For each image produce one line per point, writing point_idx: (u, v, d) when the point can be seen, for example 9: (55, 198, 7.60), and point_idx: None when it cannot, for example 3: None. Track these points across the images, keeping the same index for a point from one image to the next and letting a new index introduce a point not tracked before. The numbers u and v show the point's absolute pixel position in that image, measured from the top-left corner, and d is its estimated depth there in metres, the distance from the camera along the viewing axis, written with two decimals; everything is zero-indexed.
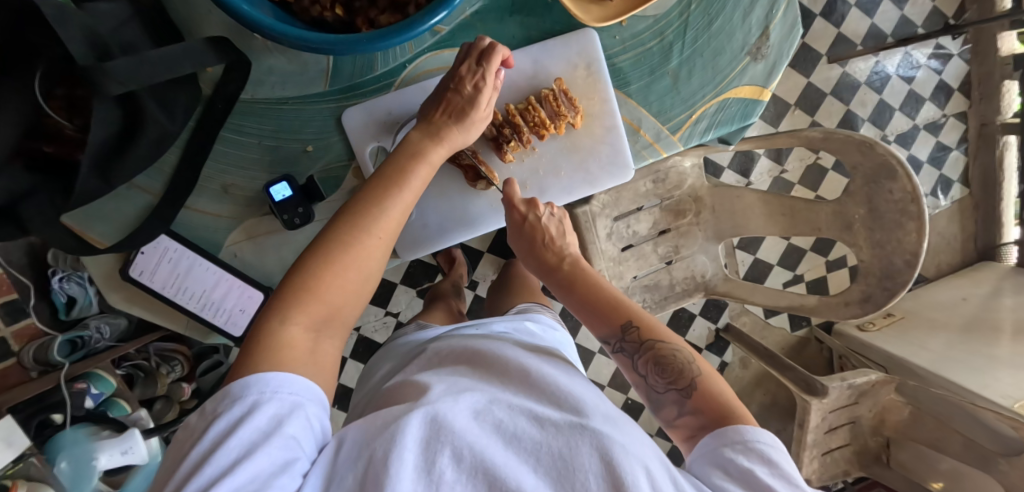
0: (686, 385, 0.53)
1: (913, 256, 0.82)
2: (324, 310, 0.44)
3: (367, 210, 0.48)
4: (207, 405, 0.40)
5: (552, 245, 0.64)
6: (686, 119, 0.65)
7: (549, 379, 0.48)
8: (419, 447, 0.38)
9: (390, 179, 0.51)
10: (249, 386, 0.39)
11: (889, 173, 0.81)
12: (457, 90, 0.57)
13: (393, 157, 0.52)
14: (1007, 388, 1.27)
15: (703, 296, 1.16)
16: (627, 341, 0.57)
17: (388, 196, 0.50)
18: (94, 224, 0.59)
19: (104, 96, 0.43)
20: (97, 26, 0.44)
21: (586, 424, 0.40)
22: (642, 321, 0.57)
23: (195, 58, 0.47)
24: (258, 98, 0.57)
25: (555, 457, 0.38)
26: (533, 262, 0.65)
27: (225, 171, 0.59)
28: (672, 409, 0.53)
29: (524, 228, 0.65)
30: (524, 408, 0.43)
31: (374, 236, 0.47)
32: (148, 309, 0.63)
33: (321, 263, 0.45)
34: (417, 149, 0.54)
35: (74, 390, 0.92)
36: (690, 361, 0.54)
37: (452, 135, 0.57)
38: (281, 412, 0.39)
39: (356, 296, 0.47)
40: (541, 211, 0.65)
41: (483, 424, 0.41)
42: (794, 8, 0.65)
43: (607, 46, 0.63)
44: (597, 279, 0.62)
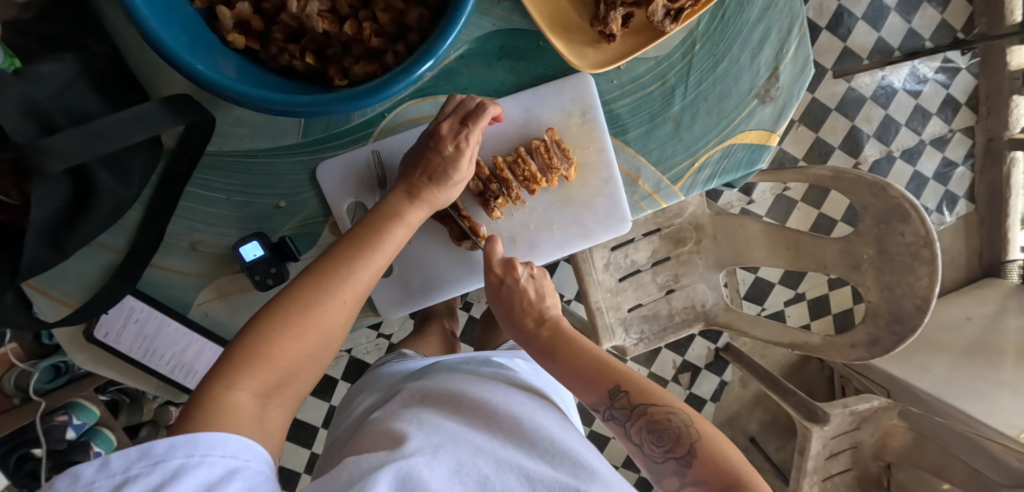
0: (685, 453, 0.48)
1: (924, 300, 0.78)
2: (275, 377, 0.41)
3: (334, 269, 0.46)
4: (115, 456, 0.31)
5: (530, 312, 0.58)
6: (687, 168, 0.61)
7: (538, 426, 0.48)
8: None
9: (366, 236, 0.49)
10: (176, 447, 0.32)
11: (901, 215, 0.77)
12: (437, 151, 0.53)
13: (367, 216, 0.51)
14: (1013, 418, 1.23)
15: (704, 326, 1.11)
16: (617, 408, 0.51)
17: (364, 253, 0.48)
18: (54, 284, 0.55)
19: (48, 173, 0.39)
20: (38, 94, 0.40)
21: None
22: (632, 385, 0.51)
23: (149, 123, 0.42)
24: (226, 150, 0.53)
25: None
26: (511, 327, 0.60)
27: (193, 227, 0.55)
28: (674, 480, 0.48)
29: (501, 291, 0.60)
30: (511, 464, 0.43)
31: (339, 298, 0.45)
32: (116, 370, 0.59)
33: (279, 321, 0.42)
34: (394, 208, 0.52)
35: (56, 422, 0.96)
36: (688, 424, 0.49)
37: (431, 196, 0.54)
38: (221, 472, 0.32)
39: (312, 359, 0.44)
40: (519, 274, 0.59)
41: (464, 483, 0.40)
42: (806, 49, 0.61)
43: (604, 91, 0.59)
44: (577, 339, 0.56)
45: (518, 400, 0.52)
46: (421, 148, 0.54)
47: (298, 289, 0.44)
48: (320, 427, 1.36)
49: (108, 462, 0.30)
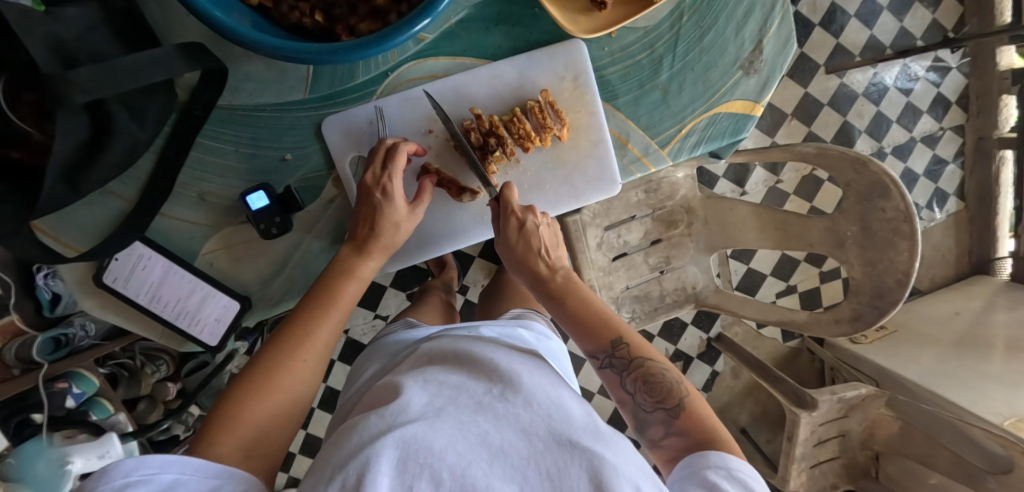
0: (675, 404, 0.53)
1: (905, 275, 0.82)
2: (249, 435, 0.45)
3: (293, 339, 0.50)
4: (124, 466, 0.38)
5: (544, 256, 0.61)
6: (675, 134, 0.64)
7: (536, 382, 0.48)
8: (396, 468, 0.38)
9: (325, 296, 0.53)
10: (173, 464, 0.39)
11: (882, 192, 0.81)
12: (372, 204, 0.57)
13: (321, 276, 0.54)
14: (997, 405, 1.26)
15: (694, 307, 1.14)
16: (617, 357, 0.56)
17: (320, 312, 0.52)
18: (67, 229, 0.58)
19: (70, 107, 0.42)
20: (64, 34, 0.43)
21: (575, 442, 0.40)
22: (632, 339, 0.56)
23: (165, 66, 0.45)
24: (235, 104, 0.56)
25: (543, 476, 0.39)
26: (524, 272, 0.62)
27: (202, 178, 0.58)
28: (659, 428, 0.53)
29: (519, 235, 0.61)
30: (510, 419, 0.43)
31: (294, 360, 0.49)
32: (121, 316, 0.61)
33: (247, 389, 0.46)
34: (346, 264, 0.55)
35: (55, 390, 0.95)
36: (677, 381, 0.54)
37: (378, 245, 0.57)
38: (211, 486, 0.39)
39: (279, 421, 0.47)
40: (538, 219, 0.61)
41: (465, 436, 0.41)
42: (789, 23, 0.64)
43: (596, 58, 0.62)
44: (587, 292, 0.60)
45: (518, 361, 0.53)
46: (360, 207, 0.58)
47: (255, 361, 0.49)
48: (317, 406, 1.38)
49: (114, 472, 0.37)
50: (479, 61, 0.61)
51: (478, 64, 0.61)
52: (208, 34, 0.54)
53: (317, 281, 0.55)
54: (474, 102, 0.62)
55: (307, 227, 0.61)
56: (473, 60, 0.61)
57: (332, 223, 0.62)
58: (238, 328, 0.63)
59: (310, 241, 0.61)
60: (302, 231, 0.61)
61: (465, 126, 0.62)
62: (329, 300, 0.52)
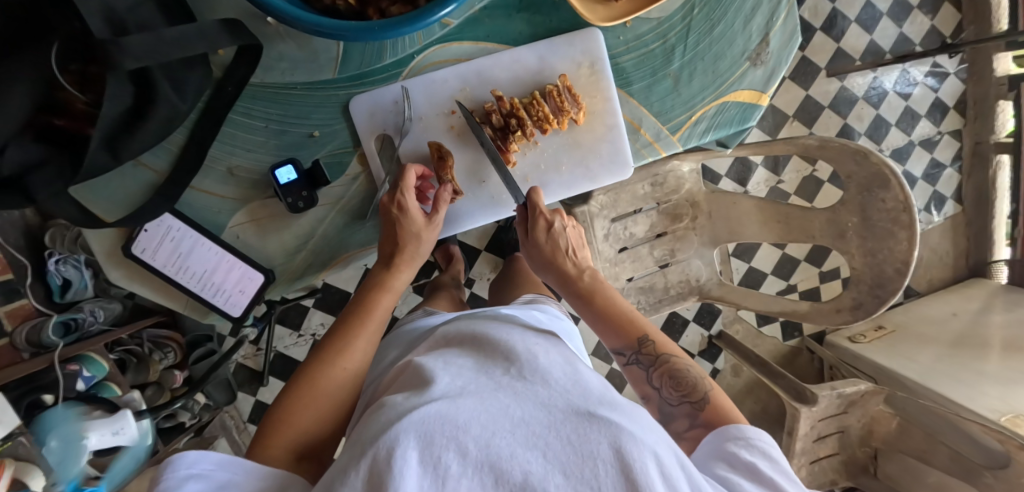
0: (699, 399, 0.55)
1: (904, 264, 0.84)
2: (298, 438, 0.48)
3: (331, 347, 0.54)
4: (181, 460, 0.41)
5: (571, 256, 0.68)
6: (685, 120, 0.67)
7: (550, 361, 0.48)
8: (422, 442, 0.38)
9: (358, 312, 0.57)
10: (224, 464, 0.41)
11: (882, 183, 0.84)
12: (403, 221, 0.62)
13: (358, 291, 0.59)
14: (993, 402, 1.29)
15: (697, 300, 1.17)
16: (643, 354, 0.60)
17: (358, 323, 0.56)
18: (101, 199, 0.60)
19: (118, 72, 0.44)
20: (115, 4, 0.46)
21: (594, 414, 0.40)
22: (656, 337, 0.60)
23: (209, 40, 0.48)
24: (267, 82, 0.59)
25: (565, 443, 0.38)
26: (553, 274, 0.68)
27: (232, 152, 0.61)
28: (684, 421, 0.54)
29: (548, 236, 0.68)
30: (529, 394, 0.43)
31: (337, 366, 0.53)
32: (147, 286, 0.63)
33: (291, 398, 0.50)
34: (378, 280, 0.60)
35: (67, 372, 0.91)
36: (701, 378, 0.56)
37: (405, 259, 0.62)
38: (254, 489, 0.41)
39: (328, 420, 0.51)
40: (563, 221, 0.69)
41: (488, 411, 0.41)
42: (794, 17, 0.67)
43: (611, 46, 0.65)
44: (612, 294, 0.65)
45: (532, 340, 0.53)
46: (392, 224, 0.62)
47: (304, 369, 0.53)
48: None
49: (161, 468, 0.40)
50: (501, 46, 0.64)
51: (500, 50, 0.64)
52: (243, 12, 0.57)
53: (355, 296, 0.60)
54: (497, 84, 0.65)
55: (332, 202, 0.64)
56: (495, 46, 0.63)
57: (357, 199, 0.64)
58: (261, 300, 0.65)
59: (335, 216, 0.64)
60: (327, 205, 0.64)
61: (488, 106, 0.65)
62: (368, 311, 0.57)
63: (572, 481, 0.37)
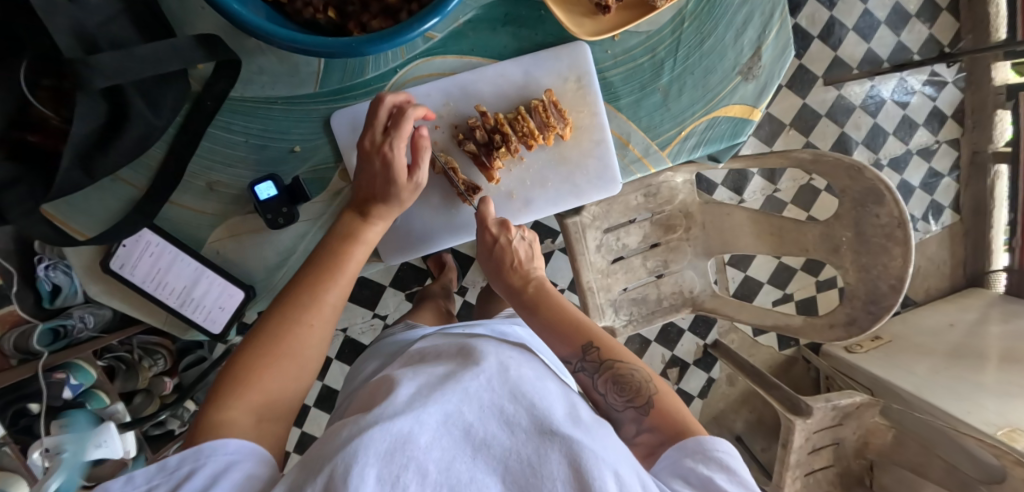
0: (644, 403, 0.53)
1: (898, 280, 0.83)
2: (260, 400, 0.44)
3: (299, 295, 0.49)
4: (140, 472, 0.38)
5: (518, 269, 0.64)
6: (675, 136, 0.66)
7: (521, 373, 0.47)
8: (383, 458, 0.36)
9: (326, 257, 0.53)
10: (184, 461, 0.38)
11: (876, 198, 0.82)
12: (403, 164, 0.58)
13: (324, 241, 0.54)
14: (989, 415, 1.27)
15: (691, 311, 1.15)
16: (588, 361, 0.56)
17: (327, 274, 0.51)
18: (79, 214, 0.59)
19: (88, 91, 0.43)
20: (87, 20, 0.45)
21: (555, 430, 0.40)
22: (603, 343, 0.56)
23: (184, 55, 0.47)
24: (247, 96, 0.58)
25: (524, 465, 0.38)
26: (499, 282, 0.65)
27: (211, 168, 0.60)
28: (631, 426, 0.53)
29: (493, 251, 0.65)
30: (493, 410, 0.42)
31: (302, 323, 0.48)
32: (126, 301, 0.62)
33: (257, 352, 0.45)
34: (351, 230, 0.55)
35: (53, 380, 0.92)
36: (646, 380, 0.54)
37: (385, 212, 0.57)
38: (220, 467, 0.37)
39: (292, 381, 0.46)
40: (512, 235, 0.65)
41: (451, 432, 0.40)
42: (786, 31, 0.66)
43: (599, 60, 0.63)
44: (559, 300, 0.62)
45: (505, 352, 0.52)
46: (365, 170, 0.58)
47: (261, 325, 0.47)
48: (314, 405, 1.38)
49: (133, 477, 0.37)
50: (486, 60, 0.62)
51: (485, 64, 0.63)
52: (222, 26, 0.56)
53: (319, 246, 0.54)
54: (482, 99, 0.64)
55: (314, 218, 0.63)
56: (480, 60, 0.62)
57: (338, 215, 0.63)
58: (241, 317, 0.64)
59: (316, 232, 0.63)
60: (308, 221, 0.63)
61: (472, 122, 0.65)
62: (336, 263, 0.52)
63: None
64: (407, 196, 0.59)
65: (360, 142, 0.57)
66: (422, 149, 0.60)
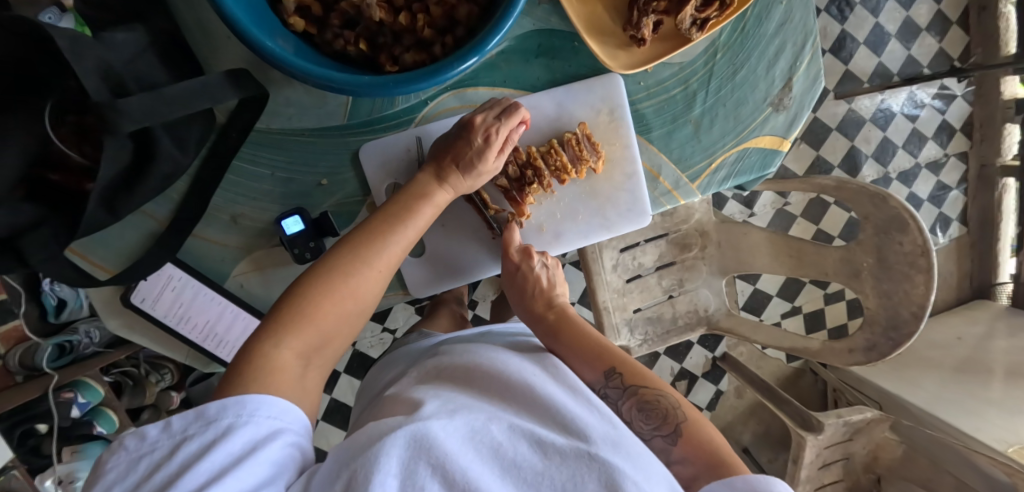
0: (672, 430, 0.49)
1: (920, 308, 0.83)
2: (315, 338, 0.45)
3: (372, 244, 0.50)
4: (178, 418, 0.37)
5: (542, 296, 0.62)
6: (705, 168, 0.65)
7: (552, 389, 0.46)
8: (405, 466, 0.36)
9: (397, 214, 0.53)
10: (226, 408, 0.37)
11: (899, 226, 0.82)
12: (468, 142, 0.56)
13: (397, 196, 0.54)
14: (1000, 433, 1.27)
15: (705, 330, 1.15)
16: (612, 386, 0.53)
17: (395, 228, 0.52)
18: (101, 250, 0.57)
19: (116, 134, 0.42)
20: (113, 59, 0.43)
21: (592, 453, 0.38)
22: (626, 366, 0.53)
23: (213, 93, 0.46)
24: (273, 128, 0.57)
25: (558, 487, 0.37)
26: (519, 309, 0.63)
27: (235, 201, 0.58)
28: (659, 456, 0.49)
29: (515, 277, 0.64)
30: (525, 429, 0.41)
31: (373, 270, 0.49)
32: (147, 336, 0.60)
33: (320, 287, 0.46)
34: (422, 189, 0.56)
35: (61, 400, 0.90)
36: (675, 405, 0.50)
37: (457, 182, 0.58)
38: (260, 432, 0.37)
39: (345, 322, 0.47)
40: (534, 261, 0.64)
41: (479, 446, 0.39)
42: (818, 62, 0.65)
43: (631, 92, 0.63)
44: (580, 323, 0.59)
45: (530, 367, 0.50)
46: (454, 139, 0.57)
47: (335, 257, 0.48)
48: (322, 420, 1.37)
49: (170, 423, 0.36)
50: (519, 92, 0.61)
51: (518, 96, 0.62)
52: (247, 56, 0.55)
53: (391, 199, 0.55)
54: None
55: None
56: (512, 92, 0.61)
57: None
58: None
59: None
60: None
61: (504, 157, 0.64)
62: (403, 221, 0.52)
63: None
64: (483, 174, 0.59)
65: (470, 117, 0.57)
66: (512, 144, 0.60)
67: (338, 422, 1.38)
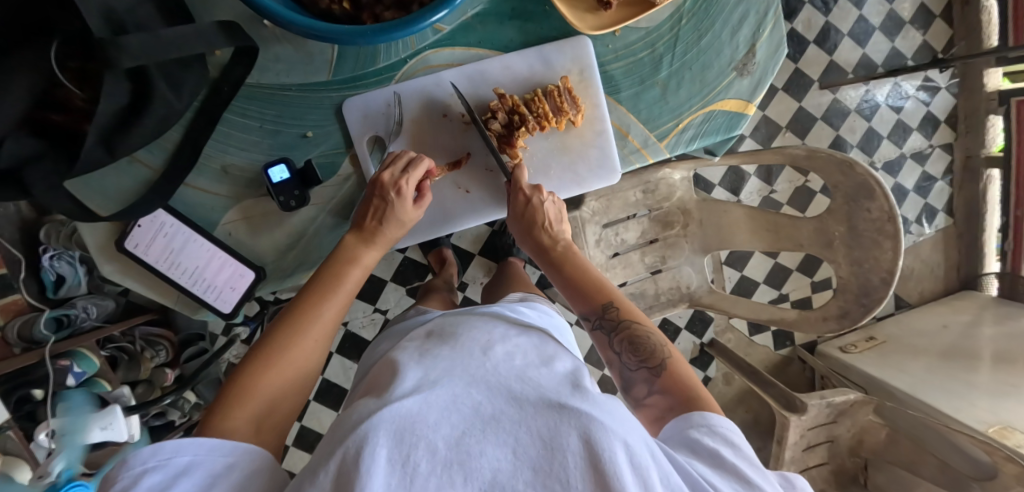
0: (657, 364, 0.56)
1: (889, 274, 0.86)
2: (260, 407, 0.47)
3: (306, 311, 0.53)
4: (135, 457, 0.40)
5: (547, 229, 0.66)
6: (672, 128, 0.68)
7: (525, 360, 0.49)
8: (392, 441, 0.38)
9: (329, 279, 0.56)
10: (180, 448, 0.41)
11: (868, 194, 0.85)
12: (382, 197, 0.62)
13: (324, 264, 0.57)
14: (982, 413, 1.30)
15: (687, 307, 1.17)
16: (606, 318, 0.60)
17: (322, 295, 0.55)
18: (97, 196, 0.61)
19: (116, 69, 0.46)
20: (116, 4, 0.47)
21: (564, 406, 0.41)
22: (621, 303, 0.60)
23: (207, 40, 0.50)
24: (262, 83, 0.61)
25: (536, 435, 0.39)
26: (528, 241, 0.68)
27: (226, 151, 0.62)
28: (642, 387, 0.55)
29: (525, 212, 0.67)
30: (501, 391, 0.43)
31: (296, 336, 0.51)
32: (138, 280, 0.64)
33: (259, 365, 0.49)
34: (349, 252, 0.59)
35: (57, 368, 0.91)
36: (661, 345, 0.57)
37: (381, 236, 0.61)
38: (217, 467, 0.41)
39: (284, 386, 0.50)
40: (545, 196, 0.66)
41: (459, 409, 0.41)
42: (781, 30, 0.69)
43: (600, 54, 0.66)
44: (585, 262, 0.66)
45: (510, 338, 0.53)
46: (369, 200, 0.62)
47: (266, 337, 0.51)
48: (313, 398, 1.39)
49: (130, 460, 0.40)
50: (492, 52, 0.65)
51: (491, 56, 0.65)
52: (240, 14, 0.59)
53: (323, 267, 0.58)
54: (499, 83, 0.66)
55: (323, 201, 0.65)
56: (486, 52, 0.65)
57: (346, 200, 0.66)
58: (251, 297, 0.66)
59: (326, 215, 0.66)
60: (318, 205, 0.65)
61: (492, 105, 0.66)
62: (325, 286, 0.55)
63: (539, 477, 0.37)
64: (405, 224, 0.63)
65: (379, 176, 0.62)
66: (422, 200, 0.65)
67: (328, 401, 1.40)
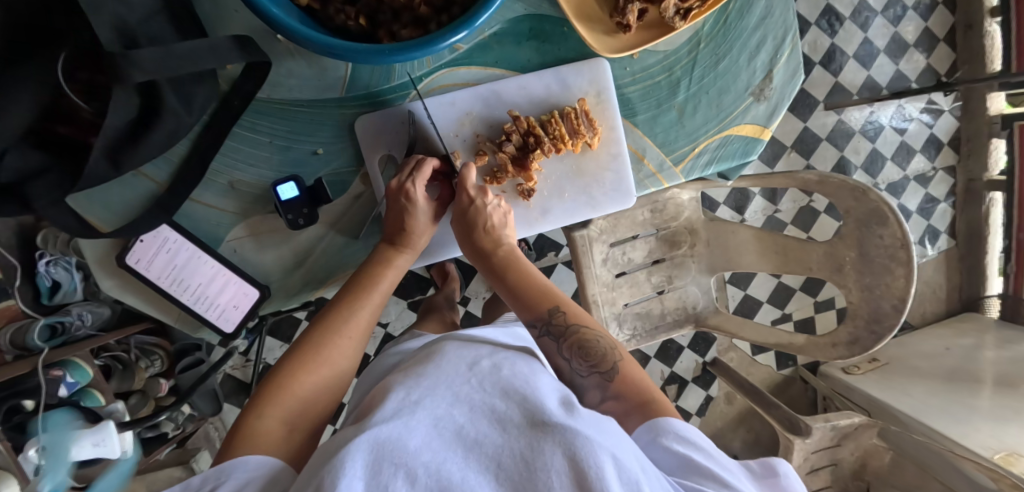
0: (609, 369, 0.54)
1: (900, 300, 0.86)
2: (296, 408, 0.49)
3: (342, 315, 0.56)
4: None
5: (489, 231, 0.65)
6: (688, 152, 0.68)
7: (515, 370, 0.45)
8: (369, 471, 0.35)
9: (363, 284, 0.59)
10: (210, 477, 0.41)
11: (880, 220, 0.85)
12: (397, 203, 0.62)
13: (361, 267, 0.60)
14: (987, 439, 1.28)
15: (693, 327, 1.15)
16: (553, 325, 0.58)
17: (362, 295, 0.58)
18: (98, 208, 0.60)
19: (125, 84, 0.44)
20: (128, 17, 0.46)
21: (549, 422, 0.37)
22: (568, 307, 0.59)
23: (219, 54, 0.48)
24: (274, 98, 0.60)
25: (518, 459, 0.36)
26: (466, 245, 0.66)
27: (234, 167, 0.61)
28: (596, 392, 0.53)
29: (466, 212, 0.65)
30: (486, 410, 0.41)
31: (342, 336, 0.55)
32: (139, 296, 0.63)
33: (298, 362, 0.52)
34: (382, 257, 0.61)
35: (50, 377, 0.84)
36: (612, 348, 0.55)
37: (413, 242, 0.63)
38: (242, 482, 0.40)
39: (321, 391, 0.51)
40: (488, 199, 0.65)
41: (441, 434, 0.38)
42: (798, 55, 0.68)
43: (617, 77, 0.66)
44: (527, 267, 0.64)
45: (503, 350, 0.50)
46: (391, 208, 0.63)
47: (306, 339, 0.54)
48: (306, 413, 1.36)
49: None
50: (511, 72, 0.65)
51: (509, 76, 0.65)
52: (254, 27, 0.58)
53: (356, 274, 0.61)
54: (513, 104, 0.66)
55: (331, 218, 0.64)
56: (503, 72, 0.65)
57: (355, 218, 0.65)
58: (255, 316, 0.65)
59: (333, 235, 0.65)
60: (326, 222, 0.64)
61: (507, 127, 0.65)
62: (369, 286, 0.58)
63: None
64: (424, 230, 0.64)
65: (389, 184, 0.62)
66: (440, 205, 0.66)
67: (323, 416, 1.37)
